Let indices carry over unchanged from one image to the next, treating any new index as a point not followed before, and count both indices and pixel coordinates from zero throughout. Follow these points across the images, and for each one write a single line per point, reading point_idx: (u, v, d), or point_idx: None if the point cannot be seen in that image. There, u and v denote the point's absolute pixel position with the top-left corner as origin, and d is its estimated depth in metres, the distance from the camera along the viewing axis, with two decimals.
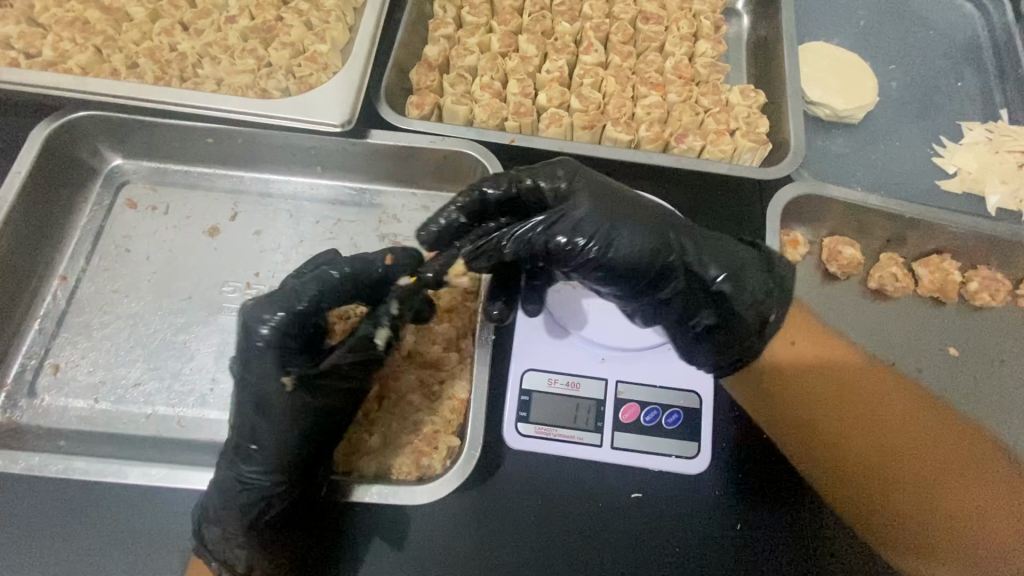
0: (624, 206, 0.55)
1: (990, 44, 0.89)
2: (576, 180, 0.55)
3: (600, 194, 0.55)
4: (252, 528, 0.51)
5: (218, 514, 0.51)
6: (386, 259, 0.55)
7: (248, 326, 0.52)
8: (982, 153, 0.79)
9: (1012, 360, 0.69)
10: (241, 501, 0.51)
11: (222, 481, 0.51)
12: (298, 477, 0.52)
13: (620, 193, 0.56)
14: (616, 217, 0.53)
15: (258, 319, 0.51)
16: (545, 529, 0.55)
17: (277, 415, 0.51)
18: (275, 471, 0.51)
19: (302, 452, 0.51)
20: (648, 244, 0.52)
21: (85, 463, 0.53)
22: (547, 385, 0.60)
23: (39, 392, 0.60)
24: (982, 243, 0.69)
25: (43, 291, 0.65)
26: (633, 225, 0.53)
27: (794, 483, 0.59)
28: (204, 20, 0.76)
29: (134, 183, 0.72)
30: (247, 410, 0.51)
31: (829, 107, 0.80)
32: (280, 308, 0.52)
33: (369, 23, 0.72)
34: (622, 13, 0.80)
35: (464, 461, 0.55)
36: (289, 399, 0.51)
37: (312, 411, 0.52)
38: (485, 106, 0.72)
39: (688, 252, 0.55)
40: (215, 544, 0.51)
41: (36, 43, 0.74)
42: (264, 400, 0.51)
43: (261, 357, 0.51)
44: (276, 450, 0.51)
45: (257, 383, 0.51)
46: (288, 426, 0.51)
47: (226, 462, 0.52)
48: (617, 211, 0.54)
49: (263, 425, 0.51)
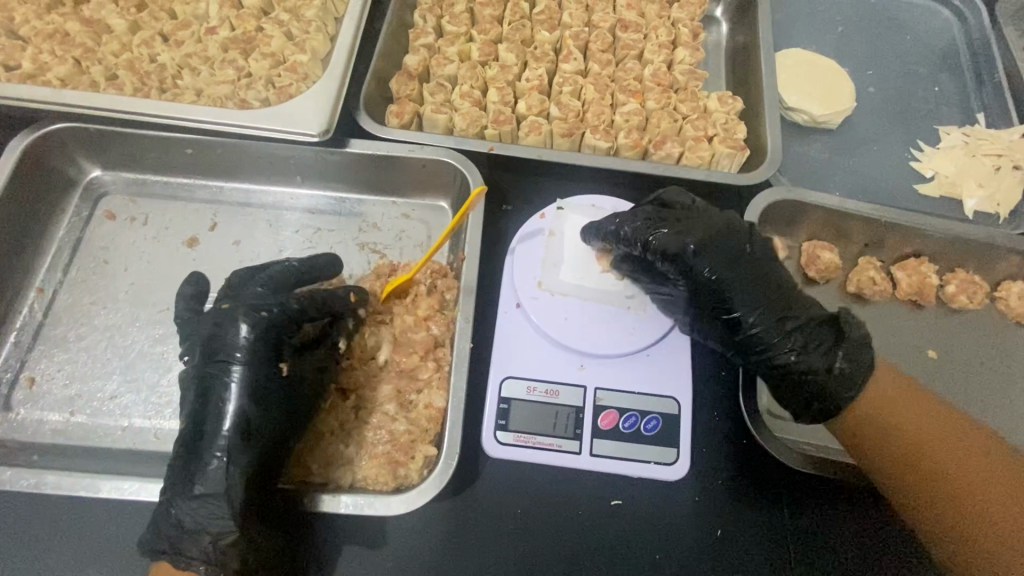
0: (741, 278, 0.57)
1: (966, 49, 0.90)
2: (700, 240, 0.57)
3: (729, 260, 0.57)
4: (243, 520, 0.50)
5: (203, 511, 0.49)
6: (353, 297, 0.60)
7: (236, 318, 0.54)
8: (959, 158, 0.79)
9: (997, 361, 0.68)
10: (228, 491, 0.50)
11: (200, 479, 0.50)
12: (279, 462, 0.53)
13: (746, 252, 0.57)
14: (737, 288, 0.57)
15: (256, 308, 0.54)
16: (524, 537, 0.55)
17: (269, 402, 0.53)
18: (261, 455, 0.52)
19: (289, 436, 0.54)
20: (748, 318, 0.56)
21: (57, 478, 0.52)
22: (525, 393, 0.60)
23: (14, 406, 0.59)
24: (957, 247, 0.70)
25: (20, 304, 0.65)
26: (740, 302, 0.56)
27: (773, 486, 0.58)
28: (184, 31, 0.77)
29: (113, 194, 0.72)
30: (224, 399, 0.52)
31: (807, 113, 0.81)
32: (275, 304, 0.55)
33: (348, 33, 0.73)
34: (601, 21, 0.80)
35: (441, 471, 0.54)
36: (281, 384, 0.54)
37: (298, 396, 0.55)
38: (464, 115, 0.72)
39: (793, 324, 0.56)
40: (201, 548, 0.49)
41: (15, 56, 0.74)
42: (249, 387, 0.52)
43: (246, 346, 0.53)
44: (264, 433, 0.52)
45: (239, 371, 0.53)
46: (277, 411, 0.53)
47: (201, 457, 0.51)
48: (737, 281, 0.57)
49: (246, 409, 0.52)
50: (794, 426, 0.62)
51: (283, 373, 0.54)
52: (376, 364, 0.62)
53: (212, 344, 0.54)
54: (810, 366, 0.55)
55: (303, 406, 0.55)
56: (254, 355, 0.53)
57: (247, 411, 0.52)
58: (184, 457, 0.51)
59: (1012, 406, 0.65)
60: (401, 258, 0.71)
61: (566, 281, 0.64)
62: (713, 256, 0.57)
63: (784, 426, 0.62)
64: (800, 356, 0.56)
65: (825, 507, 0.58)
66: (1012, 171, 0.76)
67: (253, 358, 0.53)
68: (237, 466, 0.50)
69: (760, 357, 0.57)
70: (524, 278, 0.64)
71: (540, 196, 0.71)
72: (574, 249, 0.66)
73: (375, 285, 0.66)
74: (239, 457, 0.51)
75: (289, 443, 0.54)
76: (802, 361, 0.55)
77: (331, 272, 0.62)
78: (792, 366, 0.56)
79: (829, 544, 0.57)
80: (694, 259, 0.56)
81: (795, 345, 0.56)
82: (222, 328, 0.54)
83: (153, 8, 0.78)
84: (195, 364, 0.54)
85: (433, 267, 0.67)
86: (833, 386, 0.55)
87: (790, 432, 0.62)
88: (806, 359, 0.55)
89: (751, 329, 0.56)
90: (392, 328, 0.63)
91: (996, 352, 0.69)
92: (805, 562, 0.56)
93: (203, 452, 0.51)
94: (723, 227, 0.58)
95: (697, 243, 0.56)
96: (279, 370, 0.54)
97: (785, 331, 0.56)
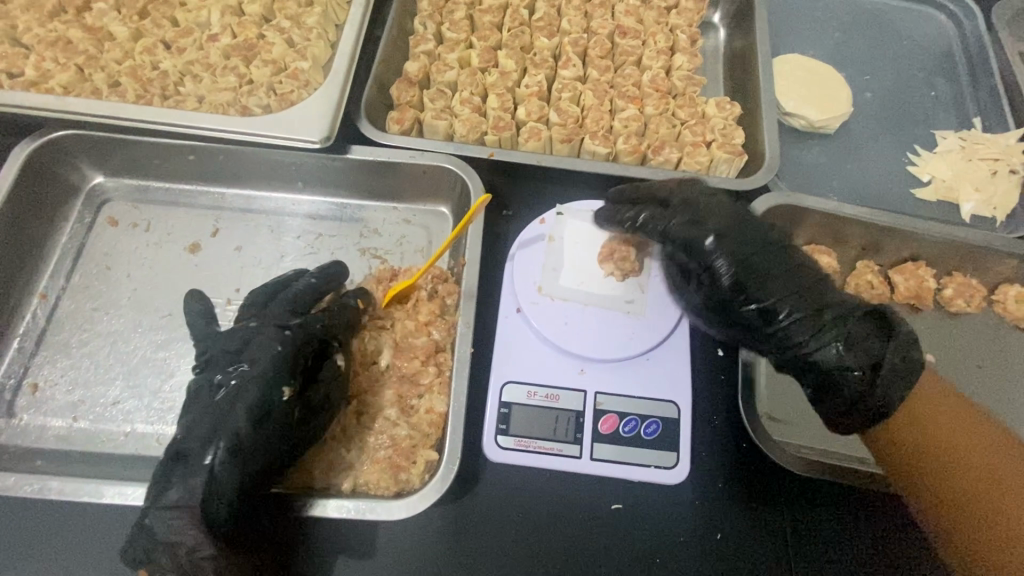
0: (773, 269, 0.56)
1: (962, 53, 0.91)
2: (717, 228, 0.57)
3: (749, 246, 0.57)
4: (213, 538, 0.49)
5: (180, 520, 0.49)
6: (359, 301, 0.63)
7: (259, 334, 0.56)
8: (956, 162, 0.80)
9: (994, 364, 0.69)
10: (203, 506, 0.49)
11: (180, 488, 0.50)
12: (266, 483, 0.52)
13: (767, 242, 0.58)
14: (761, 275, 0.56)
15: (280, 325, 0.57)
16: (525, 542, 0.55)
17: (268, 422, 0.52)
18: (249, 475, 0.51)
19: (279, 462, 0.52)
20: (773, 306, 0.55)
21: (60, 483, 0.52)
22: (526, 398, 0.60)
23: (17, 412, 0.60)
24: (954, 250, 0.70)
25: (24, 309, 0.65)
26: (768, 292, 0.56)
27: (772, 490, 0.59)
28: (186, 39, 0.77)
29: (115, 200, 0.72)
30: (225, 414, 0.52)
31: (805, 118, 0.82)
32: (296, 324, 0.57)
33: (349, 40, 0.73)
34: (600, 27, 0.81)
35: (441, 476, 0.54)
36: (280, 408, 0.53)
37: (295, 424, 0.53)
38: (464, 121, 0.73)
39: (825, 317, 0.54)
40: (173, 558, 0.49)
41: (18, 63, 0.74)
42: (250, 405, 0.52)
43: (260, 363, 0.54)
44: (256, 453, 0.51)
45: (246, 387, 0.53)
46: (271, 435, 0.52)
47: (187, 467, 0.50)
48: (761, 268, 0.56)
49: (241, 427, 0.51)
50: (793, 429, 0.62)
51: (284, 397, 0.53)
52: (378, 369, 0.62)
53: (232, 358, 0.56)
54: (849, 356, 0.53)
55: (299, 434, 0.54)
56: (265, 372, 0.53)
57: (241, 428, 0.51)
58: (174, 464, 0.51)
59: (1011, 409, 0.66)
60: (402, 263, 0.71)
61: (566, 286, 0.65)
62: (733, 244, 0.57)
63: (781, 429, 0.62)
64: (840, 348, 0.53)
65: (825, 512, 0.58)
66: (1008, 175, 0.77)
67: (262, 376, 0.53)
68: (219, 483, 0.50)
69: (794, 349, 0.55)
70: (524, 283, 0.65)
71: (540, 201, 0.72)
72: (574, 254, 0.66)
73: (376, 290, 0.66)
74: (223, 475, 0.50)
75: (275, 470, 0.52)
76: (839, 353, 0.53)
77: (337, 282, 0.64)
78: (828, 357, 0.53)
79: (827, 549, 0.57)
80: (715, 243, 0.57)
81: (835, 340, 0.53)
82: (245, 345, 0.56)
83: (155, 15, 0.78)
84: (208, 372, 0.55)
85: (434, 272, 0.67)
86: (879, 380, 0.51)
87: (788, 435, 0.62)
88: (842, 350, 0.53)
89: (779, 317, 0.55)
90: (393, 333, 0.64)
91: (993, 355, 0.69)
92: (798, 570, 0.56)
93: (195, 462, 0.50)
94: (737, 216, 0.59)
95: (717, 235, 0.57)
96: (280, 393, 0.53)
97: (817, 321, 0.54)
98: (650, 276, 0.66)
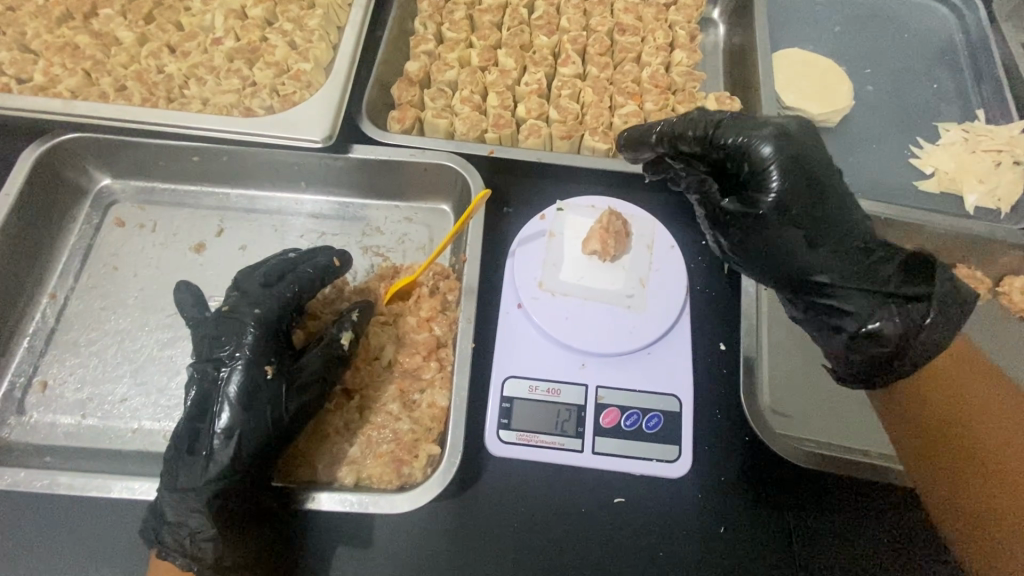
0: (783, 242, 0.54)
1: (964, 45, 0.91)
2: (782, 152, 0.53)
3: (811, 187, 0.53)
4: (221, 522, 0.51)
5: (185, 503, 0.50)
6: (336, 263, 0.64)
7: (235, 312, 0.57)
8: (960, 154, 0.79)
9: (998, 355, 0.68)
10: (208, 490, 0.51)
11: (185, 473, 0.51)
12: (261, 465, 0.53)
13: (840, 203, 0.55)
14: (762, 248, 0.55)
15: (250, 306, 0.57)
16: (527, 537, 0.55)
17: (260, 402, 0.53)
18: (246, 456, 0.52)
19: (276, 441, 0.53)
20: (794, 267, 0.55)
21: (68, 479, 0.54)
22: (527, 393, 0.61)
23: (28, 409, 0.61)
24: (958, 243, 0.70)
25: (33, 310, 0.66)
26: (761, 253, 0.55)
27: (778, 480, 0.59)
28: (191, 42, 0.78)
29: (122, 202, 0.74)
30: (217, 398, 0.53)
31: (805, 112, 0.82)
32: (271, 303, 0.58)
33: (349, 43, 0.74)
34: (598, 25, 0.81)
35: (445, 468, 0.55)
36: (267, 386, 0.54)
37: (284, 402, 0.54)
38: (464, 119, 0.73)
39: (846, 298, 0.54)
40: (177, 540, 0.49)
41: (27, 69, 0.76)
42: (237, 387, 0.53)
43: (241, 345, 0.55)
44: (250, 434, 0.52)
45: (236, 369, 0.54)
46: (262, 414, 0.53)
47: (189, 452, 0.52)
48: (812, 209, 0.54)
49: (234, 408, 0.52)
50: (795, 422, 0.63)
51: (268, 375, 0.54)
52: (380, 364, 0.63)
53: (213, 344, 0.56)
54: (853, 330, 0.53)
55: (290, 410, 0.54)
56: (254, 353, 0.55)
57: (234, 409, 0.52)
58: (176, 452, 0.52)
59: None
60: (404, 260, 0.72)
61: (567, 281, 0.65)
62: (789, 177, 0.53)
63: (786, 423, 0.62)
64: (846, 317, 0.54)
65: (834, 498, 0.58)
66: (1013, 166, 0.75)
67: (242, 359, 0.54)
68: (218, 463, 0.51)
69: (808, 294, 0.56)
70: (525, 278, 0.65)
71: (540, 198, 0.72)
72: (574, 248, 0.67)
73: (378, 287, 0.68)
74: (222, 456, 0.51)
75: (271, 449, 0.53)
76: (869, 309, 0.53)
77: (316, 256, 0.64)
78: (852, 308, 0.53)
79: (830, 538, 0.57)
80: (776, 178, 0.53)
81: (842, 305, 0.54)
82: (223, 329, 0.56)
83: (161, 21, 0.80)
84: (195, 361, 0.56)
85: (436, 268, 0.68)
86: (873, 350, 0.52)
87: (791, 428, 0.62)
88: (873, 311, 0.52)
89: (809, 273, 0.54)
90: (396, 328, 0.64)
91: (998, 350, 0.68)
92: (806, 559, 0.56)
93: (200, 446, 0.52)
94: (811, 137, 0.56)
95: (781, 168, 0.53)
96: (264, 371, 0.54)
97: (846, 252, 0.54)
98: (649, 269, 0.66)
